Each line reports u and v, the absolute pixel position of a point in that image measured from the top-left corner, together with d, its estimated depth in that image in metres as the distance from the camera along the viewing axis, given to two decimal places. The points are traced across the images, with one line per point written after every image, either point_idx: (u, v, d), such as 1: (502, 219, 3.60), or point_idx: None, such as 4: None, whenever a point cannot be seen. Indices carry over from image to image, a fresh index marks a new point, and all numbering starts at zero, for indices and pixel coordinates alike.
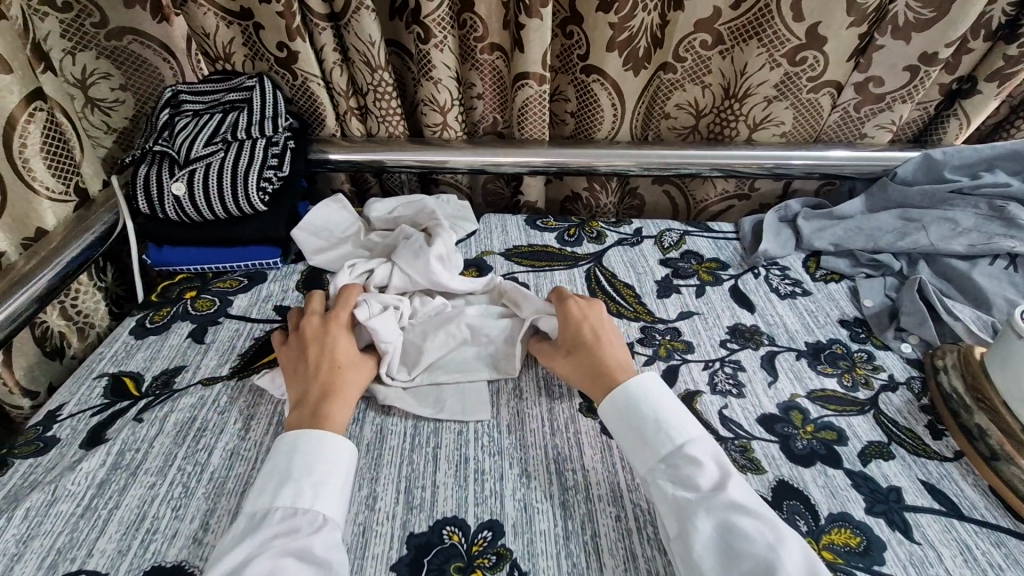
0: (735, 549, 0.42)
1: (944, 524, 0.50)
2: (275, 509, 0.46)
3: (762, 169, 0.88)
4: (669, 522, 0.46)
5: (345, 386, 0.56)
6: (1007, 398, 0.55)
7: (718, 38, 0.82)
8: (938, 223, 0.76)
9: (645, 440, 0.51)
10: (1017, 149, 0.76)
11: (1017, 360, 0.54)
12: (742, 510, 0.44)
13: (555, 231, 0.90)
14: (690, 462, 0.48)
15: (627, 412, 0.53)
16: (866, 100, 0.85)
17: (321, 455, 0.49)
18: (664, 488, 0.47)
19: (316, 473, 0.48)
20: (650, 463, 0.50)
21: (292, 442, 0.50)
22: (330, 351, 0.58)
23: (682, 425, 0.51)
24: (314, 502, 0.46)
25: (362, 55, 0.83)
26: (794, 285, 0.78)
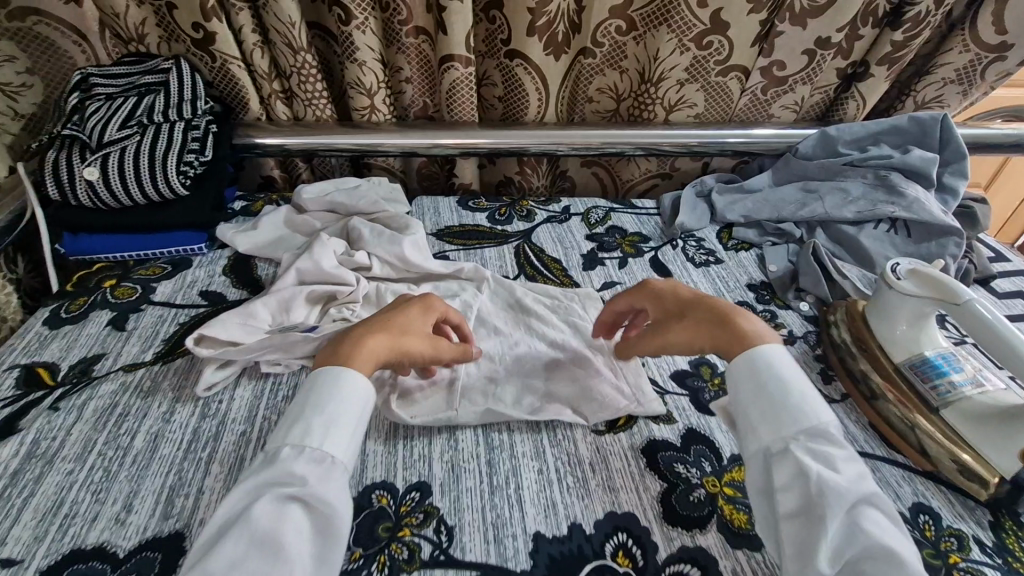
0: (865, 539, 0.41)
1: None
2: (284, 447, 0.46)
3: (682, 147, 0.93)
4: (787, 497, 0.45)
5: (403, 318, 0.57)
6: (882, 341, 0.62)
7: (631, 25, 0.86)
8: (832, 193, 0.83)
9: (785, 410, 0.48)
10: (897, 125, 0.84)
11: (889, 307, 0.60)
12: (878, 504, 0.43)
13: (487, 211, 0.92)
14: (840, 450, 0.46)
15: (762, 378, 0.50)
16: (771, 83, 0.91)
17: (340, 397, 0.49)
18: (800, 467, 0.45)
19: (326, 411, 0.47)
20: (782, 434, 0.47)
21: (315, 380, 0.50)
22: (399, 311, 0.58)
23: (821, 402, 0.48)
24: (322, 443, 0.46)
25: (283, 36, 0.82)
26: (708, 254, 0.84)
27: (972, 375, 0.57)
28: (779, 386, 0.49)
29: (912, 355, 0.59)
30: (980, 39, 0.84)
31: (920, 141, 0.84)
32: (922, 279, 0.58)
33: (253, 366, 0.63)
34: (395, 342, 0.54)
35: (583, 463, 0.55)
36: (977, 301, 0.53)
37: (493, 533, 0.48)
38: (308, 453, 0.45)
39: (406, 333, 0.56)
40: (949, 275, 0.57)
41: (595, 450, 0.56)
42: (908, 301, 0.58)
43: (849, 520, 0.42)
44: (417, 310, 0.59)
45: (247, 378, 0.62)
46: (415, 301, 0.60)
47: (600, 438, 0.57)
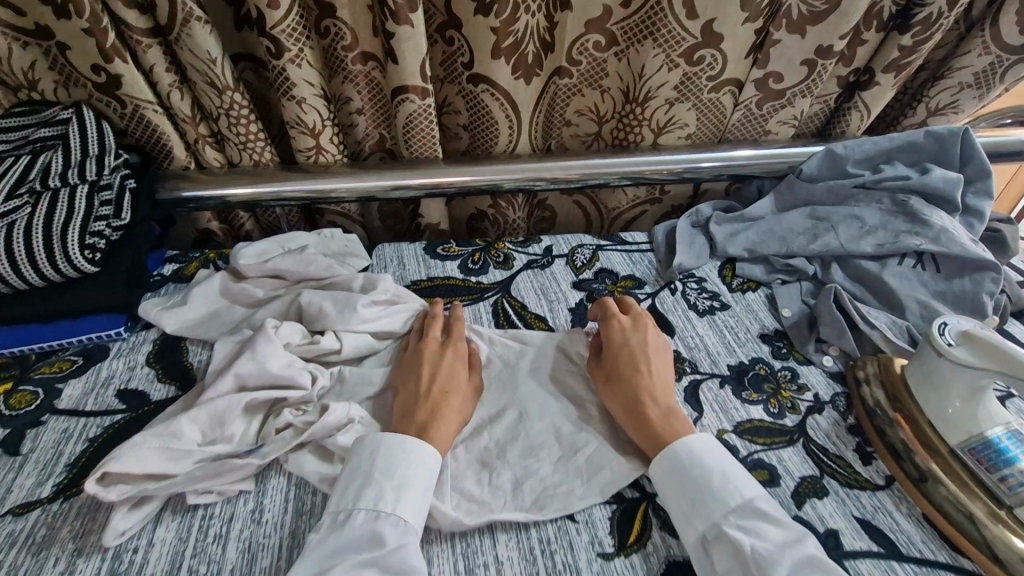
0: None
1: (885, 569, 0.46)
2: (357, 512, 0.45)
3: (671, 174, 0.83)
4: None
5: (448, 416, 0.54)
6: (933, 419, 0.53)
7: (611, 39, 0.75)
8: (846, 221, 0.74)
9: (713, 493, 0.47)
10: (912, 140, 0.75)
11: (941, 377, 0.52)
12: (819, 569, 0.43)
13: (458, 258, 0.81)
14: (769, 523, 0.45)
15: (685, 462, 0.49)
16: (767, 97, 0.81)
17: (411, 462, 0.48)
18: (732, 546, 0.44)
19: (397, 476, 0.47)
20: (711, 518, 0.46)
21: (371, 451, 0.49)
22: (437, 377, 0.57)
23: (745, 480, 0.48)
24: (394, 506, 0.46)
25: (204, 75, 0.70)
26: (711, 298, 0.74)
27: None
28: (704, 470, 0.48)
29: (971, 434, 0.50)
30: (1004, 39, 0.76)
31: (939, 157, 0.75)
32: (977, 345, 0.49)
33: (177, 496, 0.51)
34: (454, 419, 0.55)
35: None
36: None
37: None
38: (383, 516, 0.45)
39: (453, 401, 0.56)
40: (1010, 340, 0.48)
41: None
42: (963, 371, 0.50)
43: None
44: (456, 364, 0.60)
45: (169, 513, 0.50)
46: (449, 351, 0.61)
47: (609, 565, 0.47)
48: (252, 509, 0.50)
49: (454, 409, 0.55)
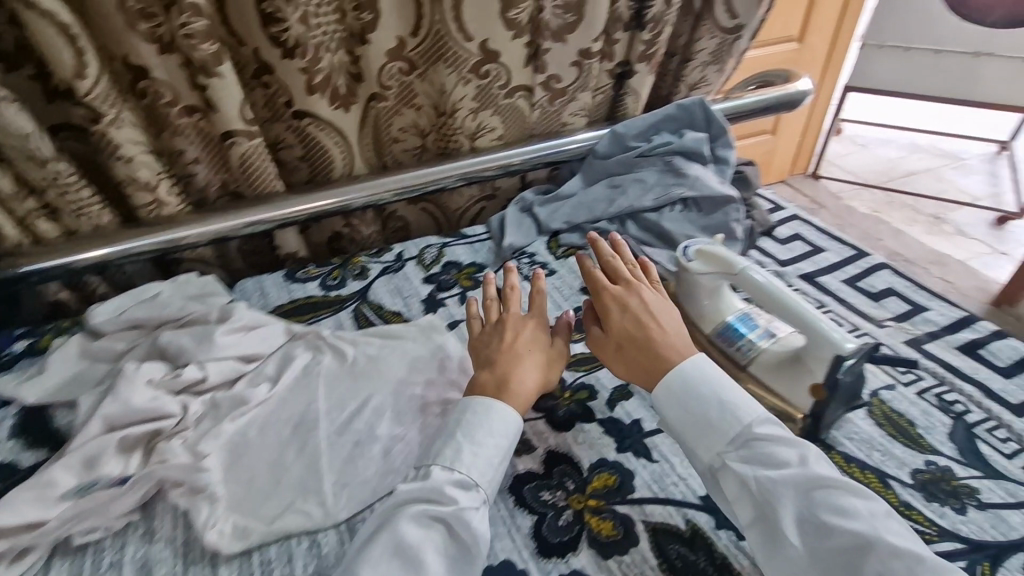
0: (825, 526, 0.46)
1: (673, 437, 0.61)
2: (395, 485, 0.51)
3: (497, 168, 0.96)
4: (741, 507, 0.50)
5: (531, 367, 0.61)
6: (693, 318, 0.68)
7: (411, 63, 0.86)
8: (633, 185, 0.91)
9: (715, 426, 0.53)
10: (669, 113, 0.94)
11: (691, 287, 0.68)
12: (836, 487, 0.48)
13: (317, 278, 0.88)
14: (778, 444, 0.51)
15: (682, 398, 0.55)
16: (553, 95, 0.96)
17: (495, 428, 0.55)
18: (740, 476, 0.50)
19: (484, 433, 0.54)
20: (716, 450, 0.52)
21: (465, 412, 0.56)
22: (511, 339, 0.63)
23: (746, 402, 0.53)
24: (469, 469, 0.52)
25: (20, 150, 0.72)
26: (541, 267, 0.88)
27: (767, 328, 0.64)
28: (707, 389, 0.54)
29: (718, 323, 0.66)
30: (718, 25, 0.97)
31: (691, 123, 0.94)
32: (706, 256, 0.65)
33: (65, 541, 0.54)
34: (531, 370, 0.61)
35: None
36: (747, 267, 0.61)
37: None
38: (458, 474, 0.51)
39: (531, 353, 0.62)
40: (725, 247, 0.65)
41: None
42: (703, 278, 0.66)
43: (803, 511, 0.47)
44: (536, 329, 0.65)
45: (59, 558, 0.53)
46: (535, 317, 0.66)
47: None
48: (143, 532, 0.55)
49: (526, 374, 0.60)
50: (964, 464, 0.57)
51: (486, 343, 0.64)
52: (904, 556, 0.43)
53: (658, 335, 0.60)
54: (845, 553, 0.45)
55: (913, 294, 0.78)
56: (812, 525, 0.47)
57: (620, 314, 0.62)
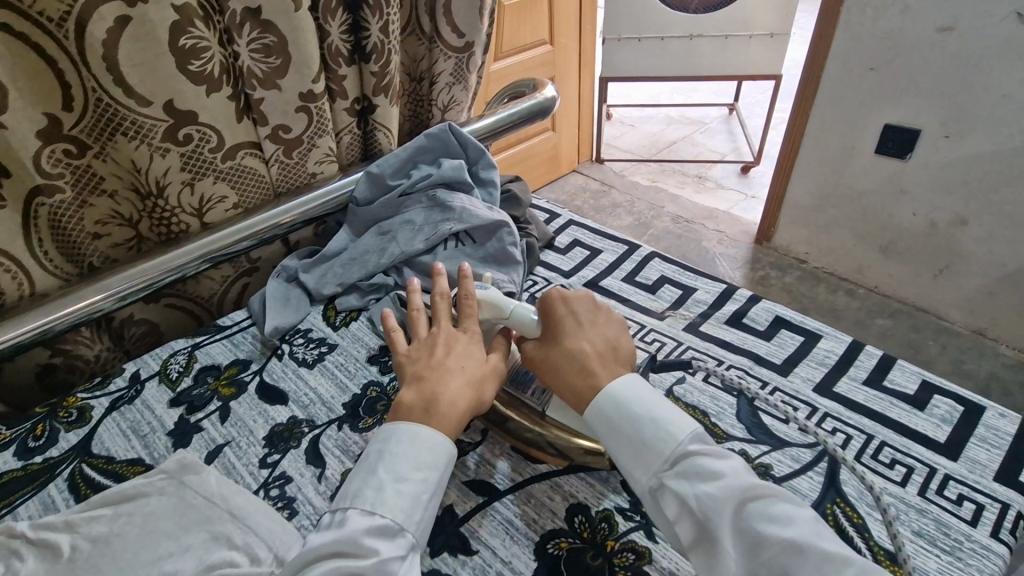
0: (759, 539, 0.43)
1: (490, 513, 0.54)
2: (352, 512, 0.46)
3: (245, 238, 0.81)
4: (684, 529, 0.47)
5: (456, 377, 0.55)
6: None
7: (78, 143, 0.67)
8: (402, 228, 0.83)
9: (645, 445, 0.49)
10: (420, 145, 0.87)
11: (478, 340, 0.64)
12: (767, 498, 0.45)
13: (12, 441, 0.66)
14: (712, 458, 0.48)
15: (616, 419, 0.51)
16: (287, 147, 0.83)
17: (425, 448, 0.49)
18: (678, 497, 0.47)
19: (372, 496, 0.47)
20: (654, 471, 0.49)
21: (382, 442, 0.50)
22: (447, 341, 0.59)
23: (680, 417, 0.50)
24: (395, 513, 0.46)
25: None
26: (319, 345, 0.76)
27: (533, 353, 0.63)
28: (635, 413, 0.51)
29: (512, 371, 0.63)
30: (449, 45, 0.94)
31: (447, 151, 0.89)
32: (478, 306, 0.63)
33: None
34: (460, 379, 0.55)
35: None
36: (517, 309, 0.61)
37: None
38: (378, 521, 0.45)
39: (458, 360, 0.57)
40: (492, 293, 0.63)
41: None
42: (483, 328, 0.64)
43: (740, 524, 0.44)
44: (463, 339, 0.59)
45: None
46: (443, 330, 0.60)
47: None
48: None
49: (457, 390, 0.54)
50: (753, 441, 0.58)
51: (432, 343, 0.59)
52: (838, 563, 0.41)
53: (594, 358, 0.55)
54: (783, 564, 0.42)
55: (683, 276, 0.82)
56: (749, 540, 0.44)
57: (563, 320, 0.58)
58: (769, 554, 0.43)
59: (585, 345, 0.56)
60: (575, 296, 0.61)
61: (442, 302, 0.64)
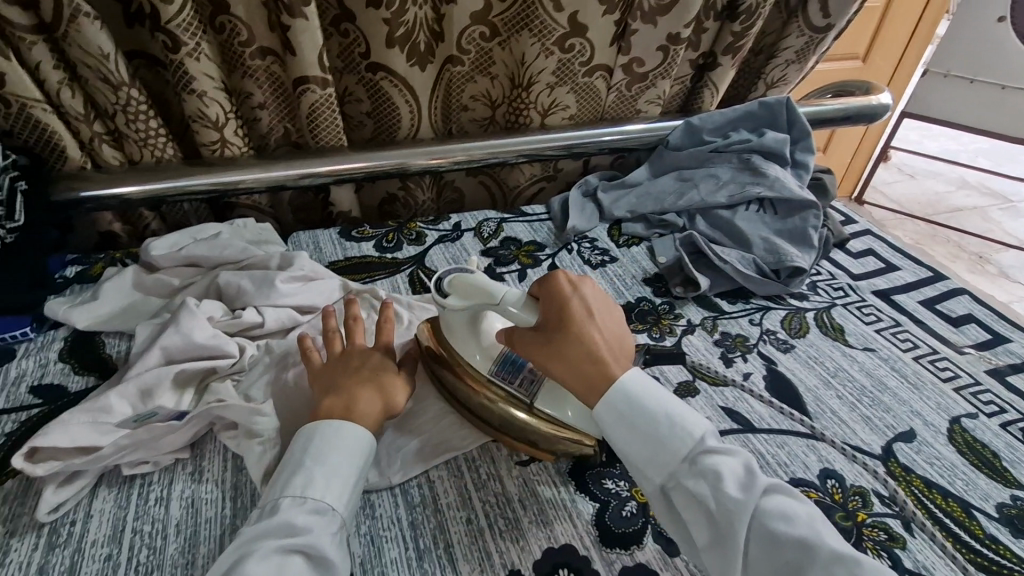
0: (774, 536, 0.41)
1: (743, 440, 0.58)
2: (283, 499, 0.43)
3: (560, 150, 0.93)
4: (699, 533, 0.43)
5: (369, 398, 0.51)
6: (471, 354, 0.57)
7: (493, 29, 0.84)
8: (705, 179, 0.87)
9: (661, 442, 0.46)
10: (750, 110, 0.91)
11: (457, 324, 0.56)
12: (771, 493, 0.44)
13: (373, 239, 0.86)
14: (723, 456, 0.45)
15: (630, 413, 0.48)
16: (633, 79, 0.93)
17: (347, 448, 0.46)
18: (693, 494, 0.44)
19: (329, 462, 0.45)
20: (668, 467, 0.46)
21: (307, 436, 0.47)
22: (349, 367, 0.54)
23: (691, 414, 0.48)
24: (324, 495, 0.44)
25: (96, 72, 0.70)
26: (603, 254, 0.84)
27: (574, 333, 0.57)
28: (654, 410, 0.47)
29: (494, 359, 0.56)
30: (812, 23, 0.94)
31: (772, 123, 0.91)
32: (467, 291, 0.54)
33: (110, 471, 0.52)
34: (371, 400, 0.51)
35: (512, 501, 0.52)
36: (514, 295, 0.52)
37: None
38: (309, 504, 0.43)
39: (362, 387, 0.52)
40: (484, 279, 0.54)
41: (522, 484, 0.53)
42: (462, 313, 0.55)
43: (756, 527, 0.42)
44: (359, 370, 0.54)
45: (106, 485, 0.51)
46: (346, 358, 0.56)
47: (526, 470, 0.54)
48: (190, 471, 0.53)
49: (390, 388, 0.53)
50: None
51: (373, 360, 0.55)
52: (846, 557, 0.39)
53: (605, 351, 0.51)
54: (793, 559, 0.41)
55: (996, 324, 0.75)
56: (764, 540, 0.42)
57: (570, 305, 0.52)
58: (778, 549, 0.41)
59: (599, 330, 0.52)
60: (583, 283, 0.55)
61: (355, 326, 0.59)
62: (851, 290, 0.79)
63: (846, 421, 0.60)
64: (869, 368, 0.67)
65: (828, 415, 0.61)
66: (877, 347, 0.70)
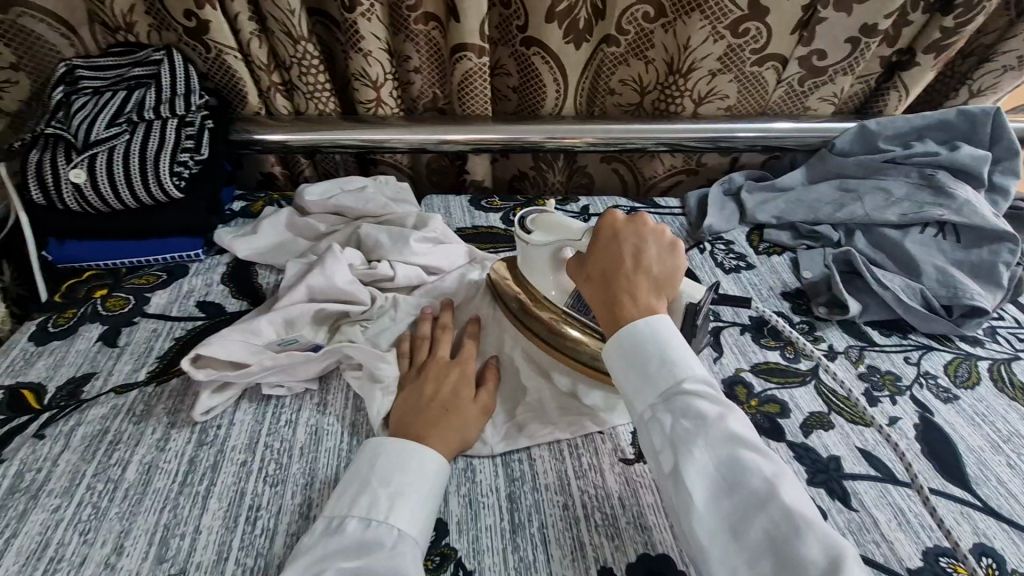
0: (732, 487, 0.38)
1: (880, 489, 0.51)
2: (350, 520, 0.43)
3: (708, 141, 0.87)
4: (660, 461, 0.41)
5: (457, 425, 0.51)
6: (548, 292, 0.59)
7: (660, 9, 0.79)
8: (874, 193, 0.77)
9: (650, 374, 0.43)
10: (943, 119, 0.78)
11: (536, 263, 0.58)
12: (742, 443, 0.39)
13: (501, 212, 0.87)
14: (706, 400, 0.41)
15: (626, 344, 0.45)
16: (809, 74, 0.85)
17: (413, 470, 0.46)
18: (665, 430, 0.41)
19: (393, 482, 0.45)
20: (650, 396, 0.43)
21: (370, 455, 0.47)
22: (433, 382, 0.54)
23: (686, 355, 0.43)
24: (389, 516, 0.43)
25: (283, 24, 0.77)
26: (738, 259, 0.78)
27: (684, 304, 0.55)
28: (653, 342, 0.44)
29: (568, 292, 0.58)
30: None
31: (968, 136, 0.78)
32: (550, 225, 0.57)
33: (253, 388, 0.58)
34: (458, 425, 0.51)
35: (612, 497, 0.50)
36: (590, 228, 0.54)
37: None
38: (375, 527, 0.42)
39: (454, 409, 0.52)
40: (562, 217, 0.57)
41: (625, 482, 0.51)
42: (543, 249, 0.57)
43: (714, 471, 0.38)
44: (451, 381, 0.54)
45: (247, 400, 0.57)
46: (434, 365, 0.55)
47: (630, 469, 0.52)
48: (317, 401, 0.58)
49: (464, 423, 0.51)
50: None
51: (456, 375, 0.55)
52: (799, 524, 0.35)
53: (633, 284, 0.47)
54: (742, 514, 0.37)
55: None
56: (720, 488, 0.38)
57: (616, 242, 0.49)
58: (727, 491, 0.38)
59: (639, 270, 0.48)
60: (639, 222, 0.50)
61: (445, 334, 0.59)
62: None
63: (1017, 495, 0.52)
64: None
65: (992, 484, 0.52)
66: None
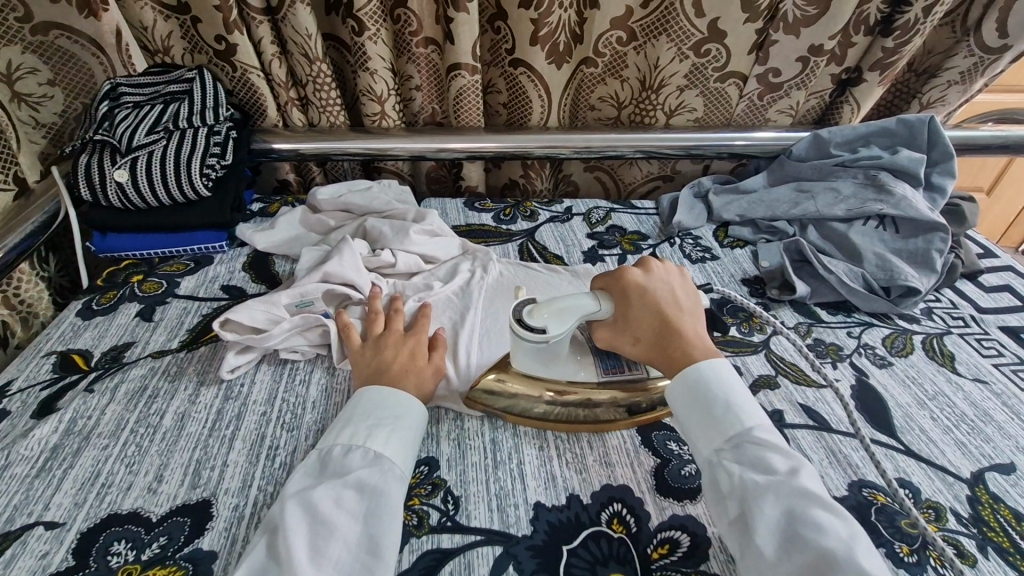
0: (800, 539, 0.41)
1: (816, 436, 0.59)
2: (335, 448, 0.50)
3: (680, 150, 0.96)
4: (729, 503, 0.46)
5: (415, 378, 0.57)
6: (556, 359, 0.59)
7: (631, 34, 0.90)
8: (825, 192, 0.86)
9: (714, 419, 0.50)
10: (886, 127, 0.88)
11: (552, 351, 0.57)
12: (811, 501, 0.43)
13: (492, 212, 0.96)
14: (772, 452, 0.46)
15: (693, 391, 0.52)
16: (766, 89, 0.96)
17: (389, 408, 0.53)
18: (730, 474, 0.46)
19: (371, 417, 0.52)
20: (718, 442, 0.49)
21: (352, 402, 0.54)
22: (391, 348, 0.60)
23: (754, 413, 0.50)
24: (369, 441, 0.50)
25: (300, 48, 0.88)
26: (704, 251, 0.87)
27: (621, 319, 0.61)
28: (717, 393, 0.51)
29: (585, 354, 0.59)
30: (986, 43, 0.89)
31: (909, 142, 0.87)
32: (554, 316, 0.54)
33: (271, 353, 0.67)
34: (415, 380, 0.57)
35: (582, 440, 0.58)
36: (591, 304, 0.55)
37: (496, 503, 0.52)
38: (355, 451, 0.49)
39: (412, 368, 0.58)
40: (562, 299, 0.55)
41: (593, 430, 0.59)
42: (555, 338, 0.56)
43: (781, 520, 0.42)
44: (406, 346, 0.60)
45: (267, 364, 0.66)
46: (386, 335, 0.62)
47: None
48: (327, 365, 0.66)
49: (420, 378, 0.58)
50: None
51: (410, 343, 0.61)
52: None
53: (678, 324, 0.57)
54: (813, 567, 0.39)
55: None
56: (790, 536, 0.41)
57: (648, 292, 0.58)
58: (798, 543, 0.41)
59: (677, 316, 0.58)
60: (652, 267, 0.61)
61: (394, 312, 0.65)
62: (972, 321, 0.75)
63: (936, 441, 0.59)
64: (975, 398, 0.64)
65: (915, 432, 0.60)
66: (990, 380, 0.66)
